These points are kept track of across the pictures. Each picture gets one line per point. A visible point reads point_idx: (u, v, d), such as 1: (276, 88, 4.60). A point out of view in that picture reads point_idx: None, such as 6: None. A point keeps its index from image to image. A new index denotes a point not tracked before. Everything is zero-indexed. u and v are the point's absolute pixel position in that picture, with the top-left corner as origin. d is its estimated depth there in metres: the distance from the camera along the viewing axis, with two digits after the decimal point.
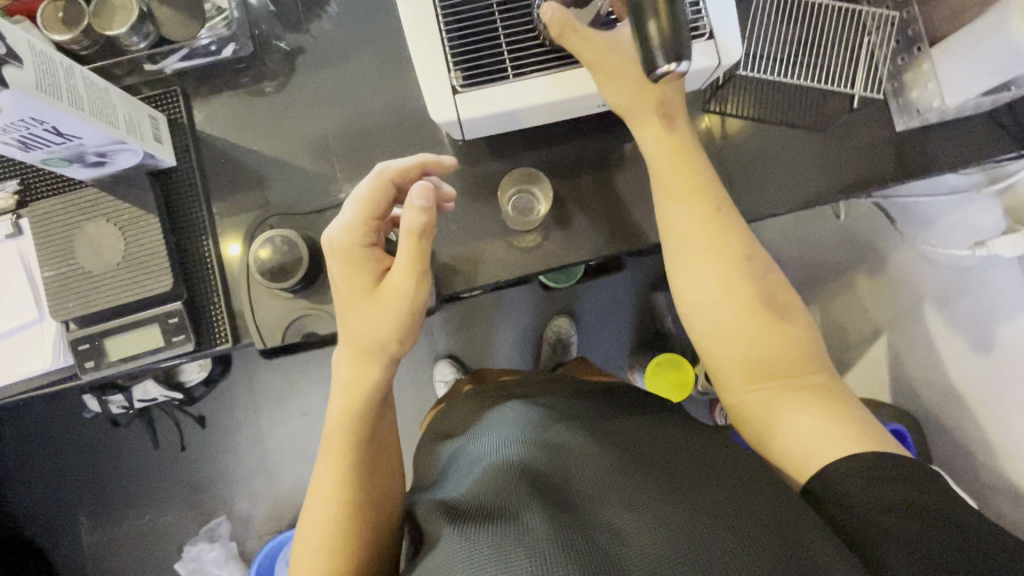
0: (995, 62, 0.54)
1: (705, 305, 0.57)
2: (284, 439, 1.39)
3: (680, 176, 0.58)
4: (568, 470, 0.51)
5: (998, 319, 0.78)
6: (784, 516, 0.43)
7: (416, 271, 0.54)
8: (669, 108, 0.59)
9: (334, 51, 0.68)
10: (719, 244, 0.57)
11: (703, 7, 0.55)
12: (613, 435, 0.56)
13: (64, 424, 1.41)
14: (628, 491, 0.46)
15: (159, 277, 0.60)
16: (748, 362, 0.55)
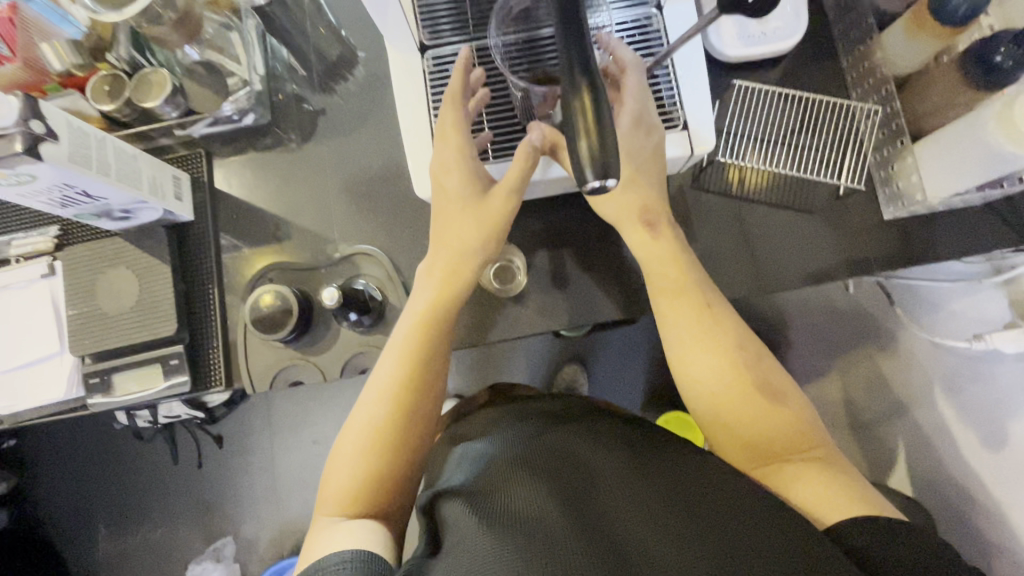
0: (976, 162, 0.54)
1: (703, 393, 0.56)
2: (290, 467, 1.43)
3: (670, 275, 0.60)
4: (581, 476, 0.50)
5: (1009, 413, 0.74)
6: (806, 544, 0.42)
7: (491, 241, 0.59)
8: (652, 214, 0.61)
9: (345, 120, 0.74)
10: (708, 332, 0.57)
11: (678, 100, 0.58)
12: (623, 445, 0.54)
13: (92, 434, 1.49)
14: (646, 506, 0.46)
15: (165, 322, 0.66)
16: (746, 445, 0.54)
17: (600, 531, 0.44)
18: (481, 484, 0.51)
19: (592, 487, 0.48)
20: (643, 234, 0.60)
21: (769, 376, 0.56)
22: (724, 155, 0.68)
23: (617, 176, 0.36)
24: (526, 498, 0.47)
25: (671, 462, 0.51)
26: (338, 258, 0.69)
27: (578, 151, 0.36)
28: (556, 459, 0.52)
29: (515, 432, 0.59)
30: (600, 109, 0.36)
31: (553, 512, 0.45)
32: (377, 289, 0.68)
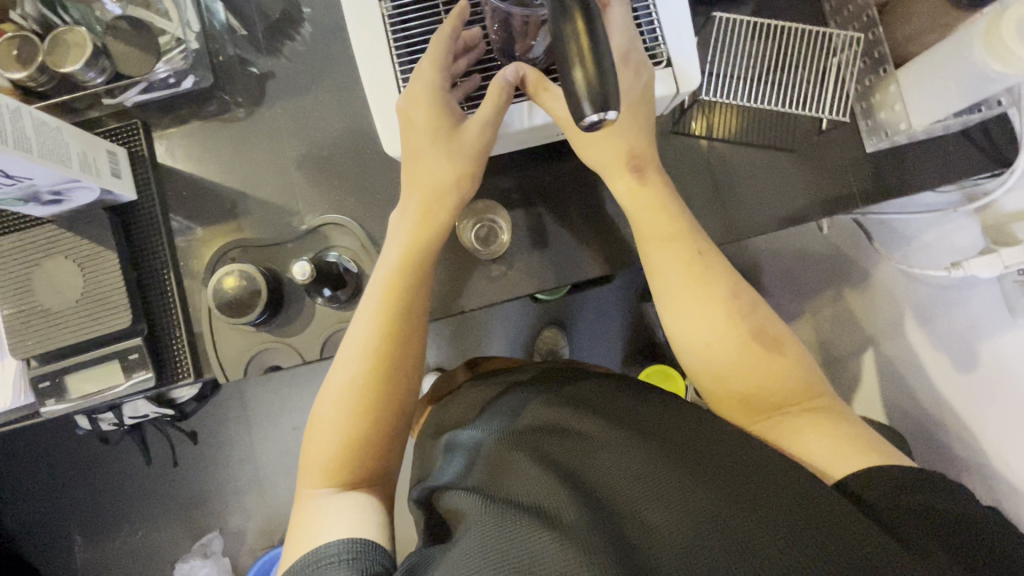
0: (961, 85, 0.53)
1: (700, 344, 0.56)
2: (273, 456, 1.39)
3: (661, 226, 0.58)
4: (575, 452, 0.49)
5: (979, 337, 0.76)
6: (816, 502, 0.41)
7: (461, 169, 0.56)
8: (640, 161, 0.58)
9: (299, 79, 0.68)
10: (699, 282, 0.56)
11: (660, 37, 0.55)
12: (621, 414, 0.53)
13: (54, 442, 1.40)
14: (644, 464, 0.46)
15: (118, 313, 0.60)
16: (744, 398, 0.54)
17: (601, 506, 0.43)
18: (479, 477, 0.50)
19: (587, 461, 0.48)
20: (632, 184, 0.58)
21: (764, 323, 0.55)
22: (707, 95, 0.65)
23: (618, 109, 0.33)
24: (525, 483, 0.47)
25: (663, 421, 0.51)
26: (306, 231, 0.64)
27: (573, 81, 0.33)
28: (547, 437, 0.52)
29: (505, 411, 0.58)
30: (595, 33, 0.32)
31: (556, 491, 0.45)
32: (352, 260, 0.63)
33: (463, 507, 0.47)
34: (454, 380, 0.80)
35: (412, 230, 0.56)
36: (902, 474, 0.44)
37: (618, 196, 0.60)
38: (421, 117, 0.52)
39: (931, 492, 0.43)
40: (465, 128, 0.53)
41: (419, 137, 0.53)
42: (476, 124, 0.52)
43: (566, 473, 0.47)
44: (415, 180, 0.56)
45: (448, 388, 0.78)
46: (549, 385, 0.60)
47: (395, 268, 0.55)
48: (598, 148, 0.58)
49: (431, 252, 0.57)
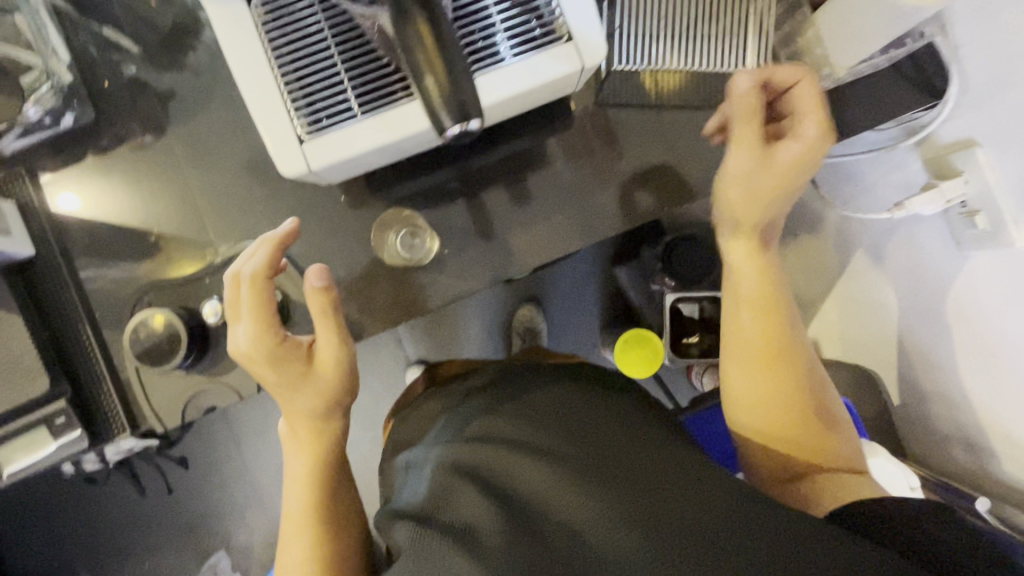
0: (879, 24, 0.50)
1: (743, 367, 0.56)
2: (266, 470, 1.38)
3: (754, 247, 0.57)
4: (514, 466, 0.51)
5: (932, 272, 0.75)
6: (734, 504, 0.45)
7: (331, 396, 0.53)
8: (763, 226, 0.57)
9: (193, 96, 0.62)
10: (774, 322, 0.56)
11: (558, 8, 0.50)
12: (553, 416, 0.55)
13: (41, 489, 1.38)
14: (575, 489, 0.47)
15: (32, 379, 0.56)
16: (768, 431, 0.55)
17: (535, 531, 0.46)
18: (421, 497, 0.51)
19: (523, 475, 0.50)
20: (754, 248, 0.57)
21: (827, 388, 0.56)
22: (621, 64, 0.62)
23: (479, 116, 0.30)
24: (458, 502, 0.49)
25: (608, 435, 0.52)
26: (221, 263, 0.60)
27: (425, 91, 0.30)
28: (491, 449, 0.53)
29: (448, 421, 0.59)
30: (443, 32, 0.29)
31: (486, 513, 0.47)
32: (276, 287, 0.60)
33: (401, 533, 0.48)
34: (414, 389, 0.78)
35: (303, 444, 0.55)
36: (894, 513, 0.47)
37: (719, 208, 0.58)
38: (261, 369, 0.51)
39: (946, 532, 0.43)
40: (316, 355, 0.52)
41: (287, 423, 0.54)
42: (319, 357, 0.52)
43: (502, 494, 0.49)
44: (292, 417, 0.54)
45: (410, 399, 0.75)
46: (506, 386, 0.60)
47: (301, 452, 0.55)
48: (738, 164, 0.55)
49: (326, 440, 0.56)
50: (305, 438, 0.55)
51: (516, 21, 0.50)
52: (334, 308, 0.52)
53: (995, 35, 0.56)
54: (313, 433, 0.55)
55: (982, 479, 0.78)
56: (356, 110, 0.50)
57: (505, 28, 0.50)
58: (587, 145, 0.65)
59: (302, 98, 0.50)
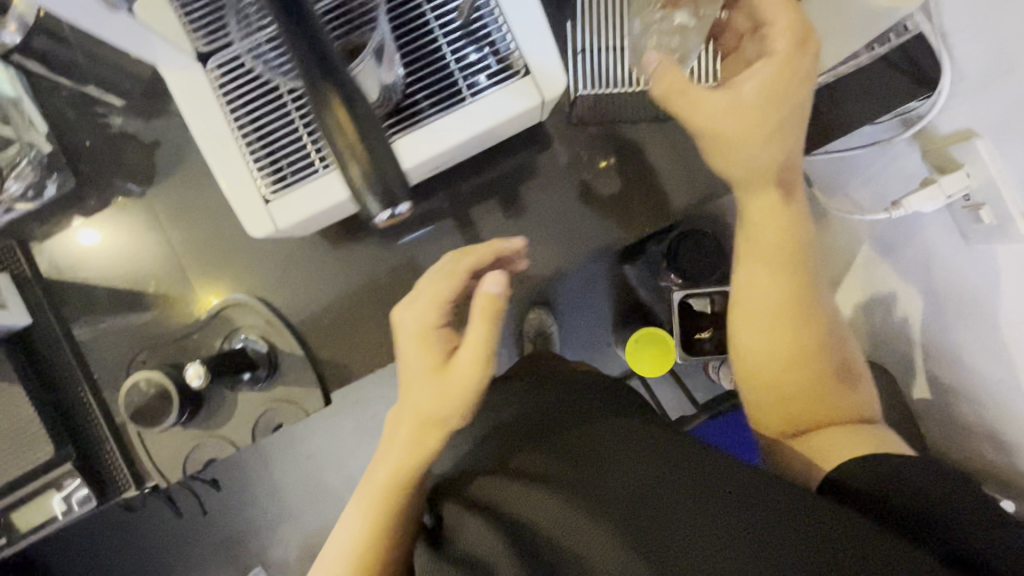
0: None
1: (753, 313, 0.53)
2: (293, 487, 1.41)
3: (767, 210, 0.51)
4: (533, 503, 0.50)
5: (939, 264, 0.72)
6: (760, 516, 0.43)
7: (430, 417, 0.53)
8: (790, 176, 0.51)
9: (167, 151, 0.63)
10: (791, 261, 0.52)
11: (514, 42, 0.49)
12: (560, 441, 0.54)
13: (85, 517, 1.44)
14: (596, 531, 0.46)
15: (37, 446, 0.58)
16: (777, 393, 0.53)
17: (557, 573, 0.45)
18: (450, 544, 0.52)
19: (543, 515, 0.49)
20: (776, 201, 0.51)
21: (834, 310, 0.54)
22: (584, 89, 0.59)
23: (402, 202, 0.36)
24: (484, 548, 0.49)
25: (617, 454, 0.51)
26: (208, 318, 0.61)
27: None
28: (510, 485, 0.52)
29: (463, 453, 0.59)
30: None
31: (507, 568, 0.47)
32: (261, 339, 0.61)
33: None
34: None
35: (378, 489, 0.54)
36: (912, 479, 0.46)
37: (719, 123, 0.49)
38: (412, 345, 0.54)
39: (936, 484, 0.45)
40: (458, 360, 0.52)
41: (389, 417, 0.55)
42: (466, 353, 0.51)
43: (522, 536, 0.49)
44: (386, 457, 0.54)
45: None
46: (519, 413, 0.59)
47: (365, 517, 0.53)
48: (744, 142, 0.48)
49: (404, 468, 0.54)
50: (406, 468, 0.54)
51: (471, 60, 0.49)
52: (484, 313, 0.51)
53: (986, 23, 0.52)
54: (396, 458, 0.54)
55: (1009, 475, 0.74)
56: (319, 165, 0.50)
57: (461, 69, 0.49)
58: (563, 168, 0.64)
59: (265, 159, 0.50)
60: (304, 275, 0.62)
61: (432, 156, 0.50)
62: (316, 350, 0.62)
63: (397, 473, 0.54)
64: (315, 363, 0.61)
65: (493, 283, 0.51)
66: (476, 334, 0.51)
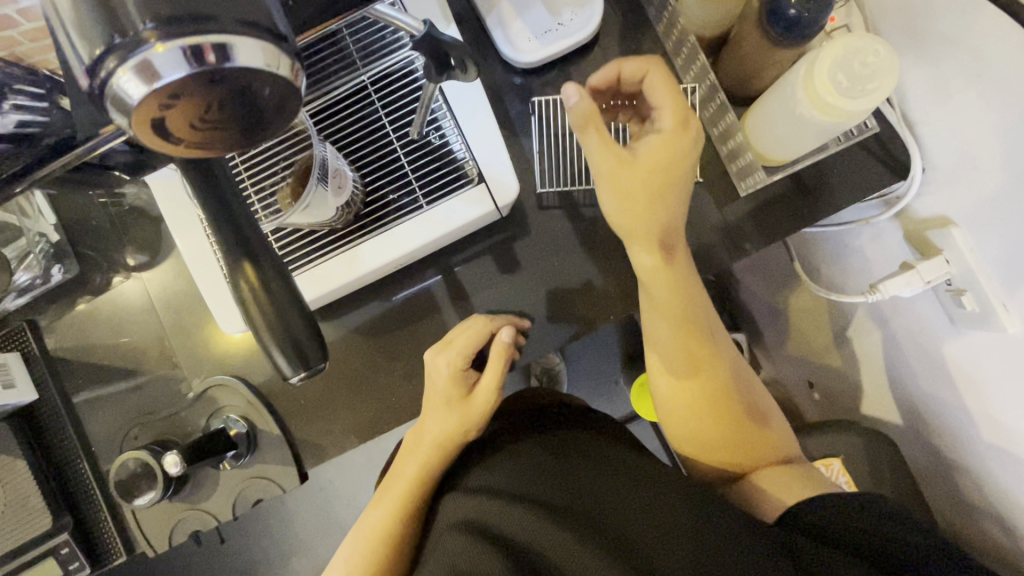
0: (809, 132, 0.47)
1: (680, 421, 0.55)
2: (308, 529, 1.34)
3: (676, 301, 0.53)
4: (508, 516, 0.51)
5: (935, 341, 0.69)
6: (737, 527, 0.47)
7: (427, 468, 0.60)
8: (671, 236, 0.52)
9: (163, 243, 0.68)
10: (701, 366, 0.54)
11: (470, 151, 0.51)
12: (535, 478, 0.54)
13: None
14: (576, 548, 0.47)
15: (39, 516, 0.63)
16: (723, 459, 0.54)
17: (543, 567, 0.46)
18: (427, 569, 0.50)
19: (524, 528, 0.50)
20: (658, 262, 0.51)
21: (759, 400, 0.55)
22: (545, 186, 0.62)
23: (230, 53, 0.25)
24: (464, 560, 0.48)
25: (596, 494, 0.52)
26: (194, 397, 0.65)
27: (264, 340, 0.31)
28: (501, 507, 0.52)
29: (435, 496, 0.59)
30: (272, 286, 0.31)
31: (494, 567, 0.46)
32: (241, 418, 0.64)
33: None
34: None
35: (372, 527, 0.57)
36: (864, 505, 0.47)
37: (638, 268, 0.53)
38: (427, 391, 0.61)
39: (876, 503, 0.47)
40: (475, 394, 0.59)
41: (391, 478, 0.61)
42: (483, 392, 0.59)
43: (508, 545, 0.49)
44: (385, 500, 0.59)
45: None
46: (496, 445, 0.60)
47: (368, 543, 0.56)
48: (625, 213, 0.50)
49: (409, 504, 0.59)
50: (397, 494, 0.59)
51: (429, 170, 0.51)
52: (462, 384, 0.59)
53: (951, 122, 0.53)
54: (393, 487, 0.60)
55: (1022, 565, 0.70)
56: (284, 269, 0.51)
57: (419, 177, 0.51)
58: (530, 252, 0.63)
59: None
60: None
61: (393, 258, 0.51)
62: (290, 432, 0.64)
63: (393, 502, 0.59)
64: (291, 440, 0.64)
65: (505, 332, 0.58)
66: (441, 383, 0.59)
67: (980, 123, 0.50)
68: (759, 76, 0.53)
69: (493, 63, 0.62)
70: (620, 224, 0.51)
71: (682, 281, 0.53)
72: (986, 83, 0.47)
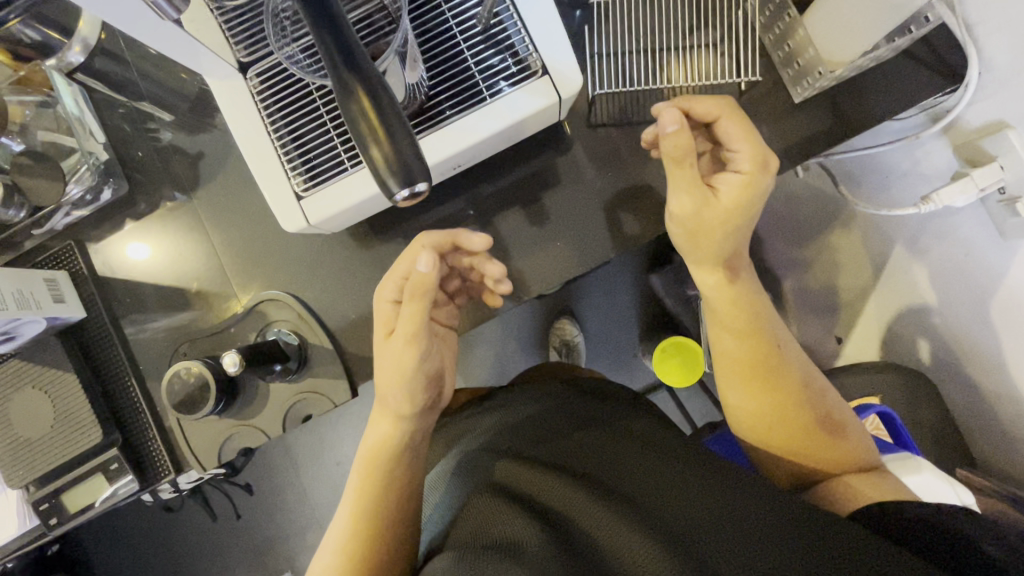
0: (875, 16, 0.47)
1: (753, 419, 0.59)
2: (327, 496, 1.32)
3: (741, 331, 0.58)
4: (541, 487, 0.52)
5: (979, 263, 0.70)
6: (782, 526, 0.45)
7: (409, 330, 0.54)
8: (735, 258, 0.58)
9: (209, 163, 0.67)
10: (767, 373, 0.57)
11: (533, 44, 0.51)
12: (570, 455, 0.55)
13: (110, 533, 1.34)
14: (603, 517, 0.47)
15: (88, 430, 0.63)
16: (795, 460, 0.58)
17: (570, 533, 0.47)
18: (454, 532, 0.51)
19: (554, 498, 0.50)
20: (723, 279, 0.58)
21: (836, 412, 0.57)
22: (599, 88, 0.62)
23: None
24: (483, 522, 0.50)
25: (631, 473, 0.51)
26: (243, 313, 0.65)
27: (373, 160, 0.31)
28: (534, 477, 0.53)
29: (467, 463, 0.60)
30: (385, 108, 0.31)
31: (522, 530, 0.47)
32: (292, 332, 0.64)
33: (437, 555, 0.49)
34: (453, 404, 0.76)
35: (388, 423, 0.60)
36: (923, 507, 0.48)
37: (702, 283, 0.59)
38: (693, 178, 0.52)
39: (953, 513, 0.46)
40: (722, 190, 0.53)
41: (385, 342, 0.57)
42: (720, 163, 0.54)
43: (538, 512, 0.49)
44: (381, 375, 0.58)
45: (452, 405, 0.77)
46: (516, 415, 0.62)
47: (377, 446, 0.60)
48: (724, 362, 0.60)
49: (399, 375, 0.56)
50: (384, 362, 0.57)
51: (493, 63, 0.51)
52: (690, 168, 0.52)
53: (1013, 22, 0.53)
54: (383, 351, 0.57)
55: None
56: (347, 164, 0.53)
57: (483, 70, 0.51)
58: (581, 169, 0.63)
59: (299, 159, 0.53)
60: (334, 276, 0.65)
61: (458, 151, 0.51)
62: (340, 348, 0.64)
63: (386, 351, 0.57)
64: (342, 355, 0.64)
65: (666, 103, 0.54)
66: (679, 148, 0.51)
67: None
68: None
69: None
70: (722, 359, 0.60)
71: (749, 305, 0.58)
72: None
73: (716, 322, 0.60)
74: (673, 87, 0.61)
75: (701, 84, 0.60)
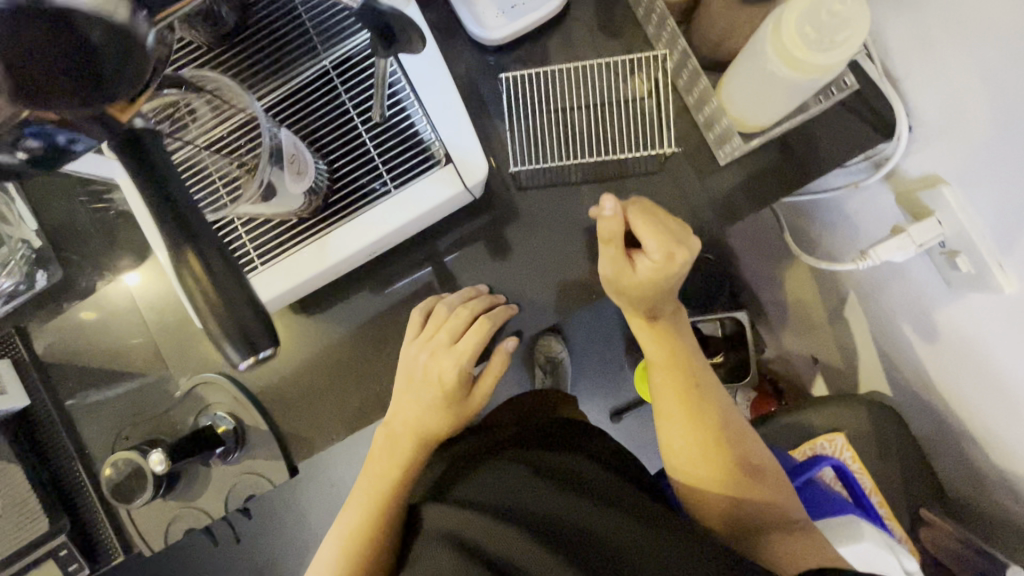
0: (780, 91, 0.45)
1: (681, 453, 0.58)
2: (319, 525, 1.34)
3: (670, 364, 0.59)
4: (490, 534, 0.51)
5: (932, 305, 0.67)
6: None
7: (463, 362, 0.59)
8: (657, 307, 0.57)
9: (142, 243, 0.67)
10: (694, 407, 0.58)
11: (435, 130, 0.50)
12: (521, 497, 0.54)
13: None
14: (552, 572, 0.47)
15: (35, 519, 0.64)
16: (724, 500, 0.56)
17: None
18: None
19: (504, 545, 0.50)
20: (644, 322, 0.58)
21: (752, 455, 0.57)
22: (518, 165, 0.59)
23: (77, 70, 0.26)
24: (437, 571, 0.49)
25: (581, 520, 0.52)
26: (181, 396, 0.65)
27: (211, 329, 0.32)
28: (484, 522, 0.52)
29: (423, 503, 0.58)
30: (219, 280, 0.32)
31: None
32: (229, 414, 0.64)
33: None
34: None
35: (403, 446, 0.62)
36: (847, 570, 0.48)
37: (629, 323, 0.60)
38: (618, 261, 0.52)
39: None
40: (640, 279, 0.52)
41: (410, 380, 0.60)
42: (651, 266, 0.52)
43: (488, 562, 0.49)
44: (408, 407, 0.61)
45: None
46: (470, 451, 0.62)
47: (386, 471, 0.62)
48: (658, 391, 0.60)
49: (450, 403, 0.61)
50: (421, 391, 0.60)
51: (395, 153, 0.50)
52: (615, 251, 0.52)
53: (939, 78, 0.50)
54: (421, 383, 0.60)
55: None
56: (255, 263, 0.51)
57: (385, 161, 0.50)
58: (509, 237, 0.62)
59: None
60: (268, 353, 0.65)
61: (364, 245, 0.50)
62: (277, 427, 0.64)
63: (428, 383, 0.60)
64: (279, 434, 0.64)
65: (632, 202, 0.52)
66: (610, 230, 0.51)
67: (965, 72, 0.47)
68: (729, 39, 0.51)
69: (460, 43, 0.61)
70: (656, 389, 0.60)
71: (676, 342, 0.59)
72: (968, 32, 0.45)
73: (651, 355, 0.60)
74: (592, 160, 0.58)
75: (622, 155, 0.58)
